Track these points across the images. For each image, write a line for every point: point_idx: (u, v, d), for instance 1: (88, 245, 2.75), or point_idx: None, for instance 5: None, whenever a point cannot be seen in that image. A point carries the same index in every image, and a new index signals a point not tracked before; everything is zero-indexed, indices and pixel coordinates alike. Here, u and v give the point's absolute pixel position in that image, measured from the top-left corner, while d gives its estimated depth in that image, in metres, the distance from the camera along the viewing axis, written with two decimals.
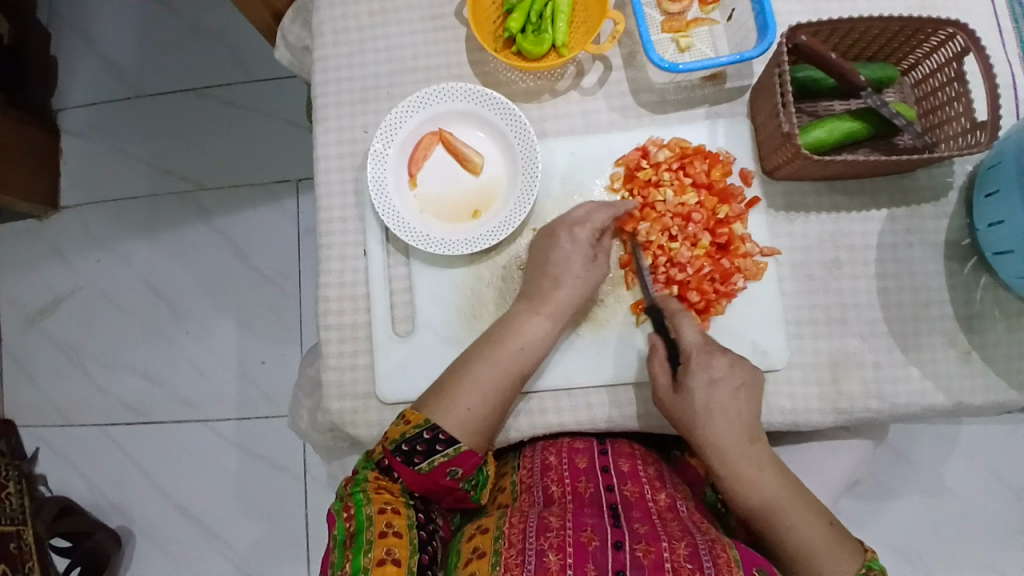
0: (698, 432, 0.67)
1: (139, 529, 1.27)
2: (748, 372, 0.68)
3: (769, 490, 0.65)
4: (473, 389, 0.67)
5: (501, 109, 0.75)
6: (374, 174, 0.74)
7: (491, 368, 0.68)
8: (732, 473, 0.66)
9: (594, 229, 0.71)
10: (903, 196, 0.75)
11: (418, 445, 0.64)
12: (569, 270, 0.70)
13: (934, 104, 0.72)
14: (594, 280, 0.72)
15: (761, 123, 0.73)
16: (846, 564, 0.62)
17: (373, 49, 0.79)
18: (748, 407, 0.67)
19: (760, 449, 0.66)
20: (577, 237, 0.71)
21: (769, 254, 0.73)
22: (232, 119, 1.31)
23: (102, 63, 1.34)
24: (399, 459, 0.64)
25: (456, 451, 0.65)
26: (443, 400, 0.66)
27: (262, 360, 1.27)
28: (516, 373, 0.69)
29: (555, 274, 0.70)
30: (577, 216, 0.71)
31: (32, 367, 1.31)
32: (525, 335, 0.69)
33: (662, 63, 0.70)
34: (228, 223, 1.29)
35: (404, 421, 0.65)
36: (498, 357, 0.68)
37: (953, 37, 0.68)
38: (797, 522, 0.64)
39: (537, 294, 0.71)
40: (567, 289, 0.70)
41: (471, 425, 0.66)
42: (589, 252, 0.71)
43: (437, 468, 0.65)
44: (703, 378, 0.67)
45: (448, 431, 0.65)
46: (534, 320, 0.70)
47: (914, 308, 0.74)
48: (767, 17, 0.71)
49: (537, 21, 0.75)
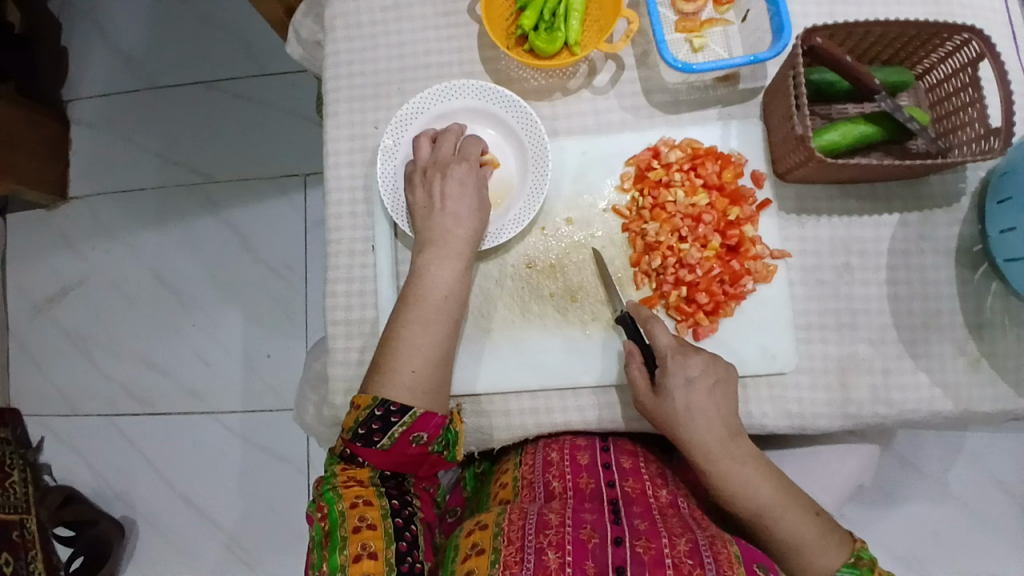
0: (680, 435, 0.67)
1: (142, 519, 1.27)
2: (721, 368, 0.68)
3: (755, 483, 0.65)
4: (409, 349, 0.65)
5: (512, 107, 0.74)
6: (384, 170, 0.75)
7: (420, 324, 0.67)
8: (716, 472, 0.66)
9: (473, 162, 0.72)
10: (916, 201, 0.75)
11: (374, 424, 0.63)
12: (463, 203, 0.71)
13: (949, 110, 0.71)
14: (486, 213, 0.72)
15: (774, 125, 0.73)
16: (835, 556, 0.64)
17: (385, 45, 0.79)
18: (725, 405, 0.67)
19: (740, 446, 0.66)
20: (465, 168, 0.71)
21: (779, 257, 0.73)
22: (242, 113, 1.31)
23: (114, 54, 1.34)
24: (359, 443, 0.64)
25: (414, 417, 0.64)
26: (382, 375, 0.65)
27: (267, 354, 1.27)
28: (446, 319, 0.68)
29: (453, 211, 0.70)
30: (449, 152, 0.73)
31: (39, 356, 1.32)
32: (440, 281, 0.69)
33: (676, 64, 0.70)
34: (236, 216, 1.30)
35: (354, 406, 0.64)
36: (425, 313, 0.67)
37: (968, 42, 0.67)
38: (785, 516, 0.64)
39: (440, 239, 0.70)
40: (467, 224, 0.71)
41: (418, 384, 0.65)
42: (476, 180, 0.72)
43: (399, 440, 0.64)
44: (681, 379, 0.67)
45: (398, 401, 0.63)
46: (445, 264, 0.69)
47: (924, 314, 0.73)
48: (784, 18, 0.70)
49: (550, 19, 0.74)
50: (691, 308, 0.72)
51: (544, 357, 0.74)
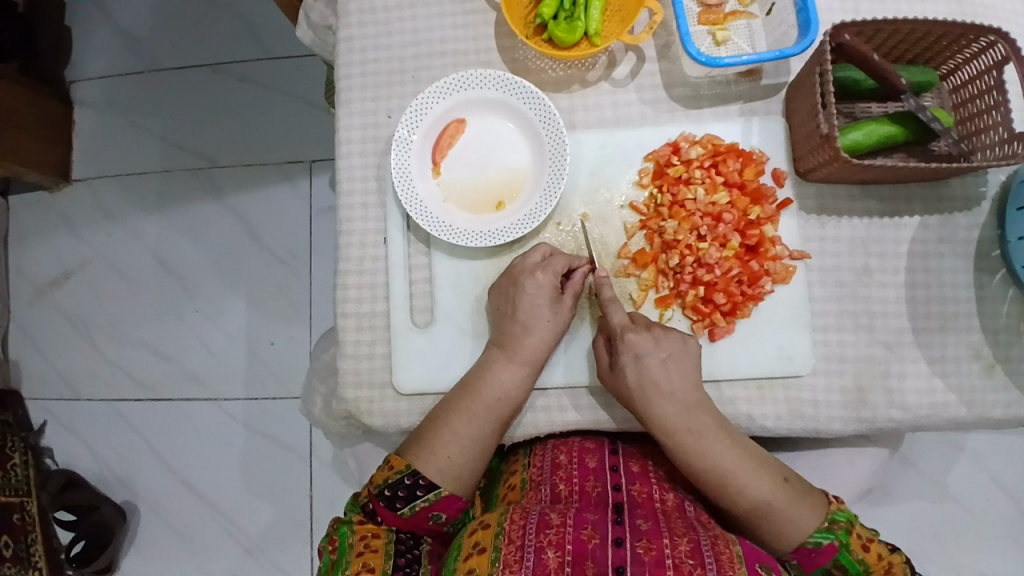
0: (638, 407, 0.68)
1: (144, 505, 1.26)
2: (675, 342, 0.68)
3: (715, 452, 0.65)
4: (450, 436, 0.67)
5: (531, 99, 0.73)
6: (398, 161, 0.73)
7: (467, 417, 0.67)
8: (674, 441, 0.66)
9: (556, 274, 0.70)
10: (937, 203, 0.73)
11: (400, 490, 0.65)
12: (535, 313, 0.69)
13: (972, 112, 0.70)
14: (562, 322, 0.70)
15: (798, 123, 0.72)
16: (811, 518, 0.65)
17: (400, 31, 0.77)
18: (680, 376, 0.67)
19: (701, 417, 0.66)
20: (538, 280, 0.69)
21: (799, 257, 0.72)
22: (248, 96, 1.29)
23: (118, 33, 1.32)
24: (382, 503, 0.65)
25: (437, 496, 0.66)
26: (422, 448, 0.66)
27: (270, 342, 1.26)
28: (496, 419, 0.68)
29: (524, 321, 0.69)
30: (534, 261, 0.71)
31: (40, 338, 1.30)
32: (498, 383, 0.68)
33: (698, 58, 0.68)
34: (241, 201, 1.28)
35: (387, 466, 0.66)
36: (475, 407, 0.68)
37: (993, 44, 0.66)
38: (749, 480, 0.65)
39: (509, 343, 0.69)
40: (538, 335, 0.69)
41: (452, 470, 0.66)
42: (550, 292, 0.70)
43: (419, 513, 0.66)
44: (631, 356, 0.67)
45: (428, 478, 0.65)
46: (507, 367, 0.69)
47: (942, 317, 0.72)
48: (810, 13, 0.68)
49: (570, 8, 0.72)
50: (707, 308, 0.72)
51: (560, 353, 0.73)
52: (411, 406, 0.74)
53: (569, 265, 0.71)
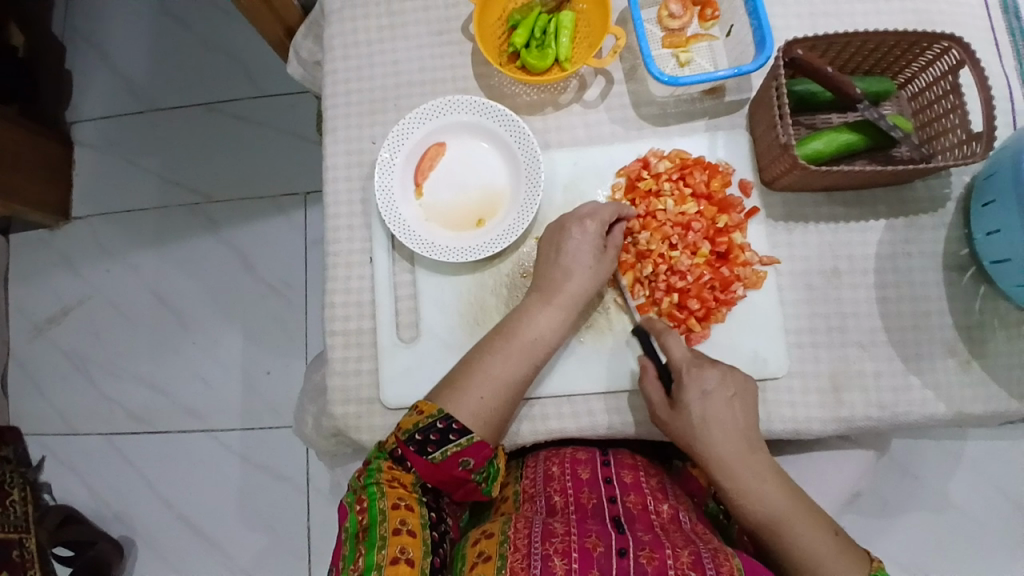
0: (696, 444, 0.68)
1: (141, 539, 1.27)
2: (739, 380, 0.69)
3: (772, 498, 0.65)
4: (488, 378, 0.68)
5: (504, 122, 0.77)
6: (381, 183, 0.76)
7: (504, 358, 0.69)
8: (734, 482, 0.66)
9: (603, 222, 0.72)
10: (898, 207, 0.76)
11: (432, 434, 0.64)
12: (577, 258, 0.71)
13: (930, 117, 0.74)
14: (602, 272, 0.72)
15: (759, 135, 0.75)
16: (852, 575, 0.63)
17: (382, 63, 0.82)
18: (742, 416, 0.68)
19: (760, 458, 0.67)
20: (586, 227, 0.72)
21: (768, 263, 0.75)
22: (243, 133, 1.34)
23: (117, 77, 1.37)
24: (412, 448, 0.64)
25: (469, 441, 0.64)
26: (455, 391, 0.67)
27: (268, 370, 1.28)
28: (530, 365, 0.70)
29: (566, 266, 0.71)
30: (584, 210, 0.73)
31: (41, 375, 1.32)
32: (538, 326, 0.70)
33: (661, 77, 0.72)
34: (238, 234, 1.31)
35: (417, 411, 0.65)
36: (512, 349, 0.69)
37: (948, 50, 0.69)
38: (801, 532, 0.64)
39: (549, 287, 0.72)
40: (578, 282, 0.71)
41: (482, 414, 0.66)
42: (595, 240, 0.72)
43: (450, 459, 0.64)
44: (697, 394, 0.67)
45: (461, 422, 0.65)
46: (548, 312, 0.71)
47: (913, 316, 0.75)
48: (765, 32, 0.72)
49: (541, 37, 0.77)
50: (682, 314, 0.74)
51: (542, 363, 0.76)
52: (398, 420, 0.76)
53: (618, 215, 0.73)
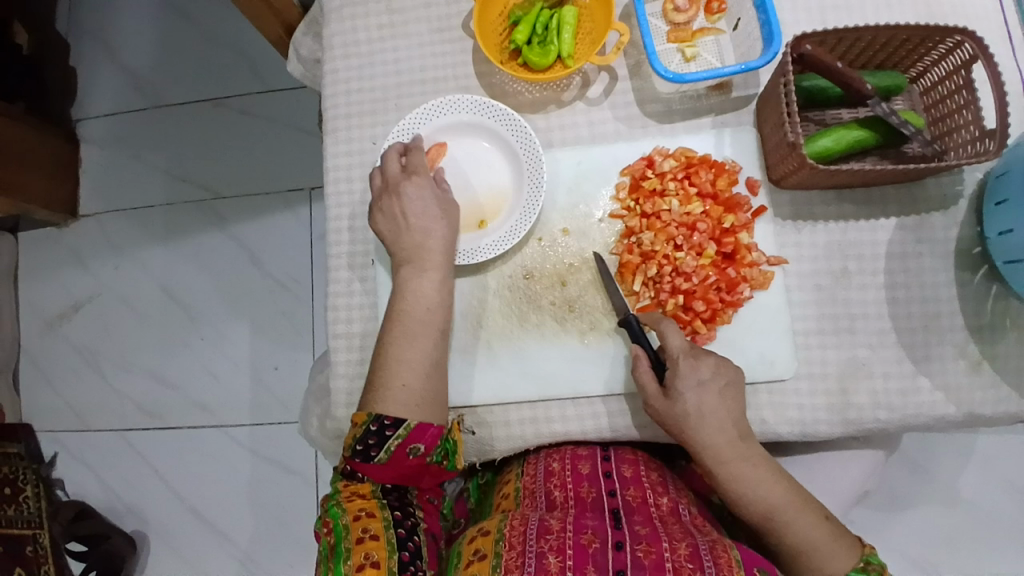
0: (689, 434, 0.67)
1: (152, 533, 1.28)
2: (731, 371, 0.68)
3: (766, 486, 0.65)
4: (395, 364, 0.68)
5: (506, 121, 0.75)
6: (382, 184, 0.75)
7: (404, 340, 0.69)
8: (727, 469, 0.66)
9: (430, 174, 0.73)
10: (911, 205, 0.75)
11: (370, 439, 0.65)
12: (425, 214, 0.72)
13: (944, 112, 0.71)
14: (455, 215, 0.73)
15: (767, 132, 0.74)
16: (846, 560, 0.64)
17: (383, 61, 0.81)
18: (733, 405, 0.67)
19: (751, 447, 0.67)
20: (416, 184, 0.72)
21: (775, 263, 0.74)
22: (247, 130, 1.33)
23: (121, 74, 1.37)
24: (358, 459, 0.65)
25: (408, 429, 0.65)
26: (376, 393, 0.67)
27: (275, 367, 1.28)
28: (433, 329, 0.70)
29: (420, 225, 0.71)
30: (397, 171, 0.73)
31: (51, 371, 1.33)
32: (419, 295, 0.70)
33: (666, 74, 0.71)
34: (243, 230, 1.31)
35: (352, 424, 0.66)
36: (407, 327, 0.69)
37: (960, 44, 0.67)
38: (795, 518, 0.64)
39: (416, 256, 0.71)
40: (438, 235, 0.72)
41: (411, 397, 0.67)
42: (431, 193, 0.73)
43: (397, 453, 0.65)
44: (692, 382, 0.67)
45: (392, 415, 0.65)
46: (422, 278, 0.71)
47: (923, 317, 0.73)
48: (773, 26, 0.70)
49: (542, 33, 0.75)
50: (688, 316, 0.73)
51: (545, 366, 0.75)
52: None
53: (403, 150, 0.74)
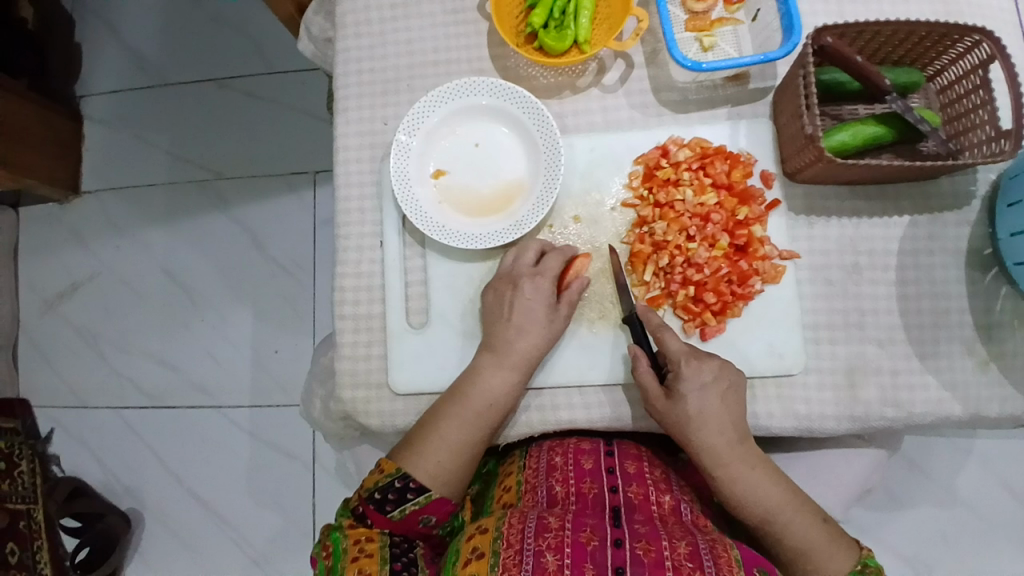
0: (689, 435, 0.66)
1: (148, 513, 1.28)
2: (733, 374, 0.68)
3: (763, 486, 0.65)
4: (443, 444, 0.67)
5: (525, 106, 0.75)
6: (396, 165, 0.75)
7: (457, 421, 0.68)
8: (725, 469, 0.66)
9: (551, 279, 0.71)
10: (924, 202, 0.74)
11: (390, 493, 0.65)
12: (529, 314, 0.70)
13: (960, 111, 0.71)
14: (556, 330, 0.71)
15: (784, 125, 0.73)
16: (844, 560, 0.64)
17: (395, 42, 0.80)
18: (734, 407, 0.67)
19: (750, 448, 0.66)
20: (539, 282, 0.71)
21: (787, 257, 0.73)
22: (252, 110, 1.32)
23: (127, 50, 1.35)
24: (372, 506, 0.65)
25: (427, 500, 0.66)
26: (414, 451, 0.67)
27: (275, 350, 1.28)
28: (483, 428, 0.69)
29: (518, 323, 0.70)
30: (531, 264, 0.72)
31: (49, 349, 1.33)
32: (489, 388, 0.69)
33: (684, 62, 0.70)
34: (246, 212, 1.30)
35: (379, 470, 0.66)
36: (465, 414, 0.68)
37: (979, 44, 0.67)
38: (793, 519, 0.65)
39: (498, 347, 0.70)
40: (530, 339, 0.70)
41: (441, 476, 0.66)
42: (548, 296, 0.71)
43: (409, 516, 0.66)
44: (695, 385, 0.66)
45: (418, 481, 0.65)
46: (498, 373, 0.70)
47: (933, 314, 0.73)
48: (792, 18, 0.70)
49: (560, 17, 0.74)
50: (698, 307, 0.72)
51: (553, 355, 0.74)
52: (406, 406, 0.75)
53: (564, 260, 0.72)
